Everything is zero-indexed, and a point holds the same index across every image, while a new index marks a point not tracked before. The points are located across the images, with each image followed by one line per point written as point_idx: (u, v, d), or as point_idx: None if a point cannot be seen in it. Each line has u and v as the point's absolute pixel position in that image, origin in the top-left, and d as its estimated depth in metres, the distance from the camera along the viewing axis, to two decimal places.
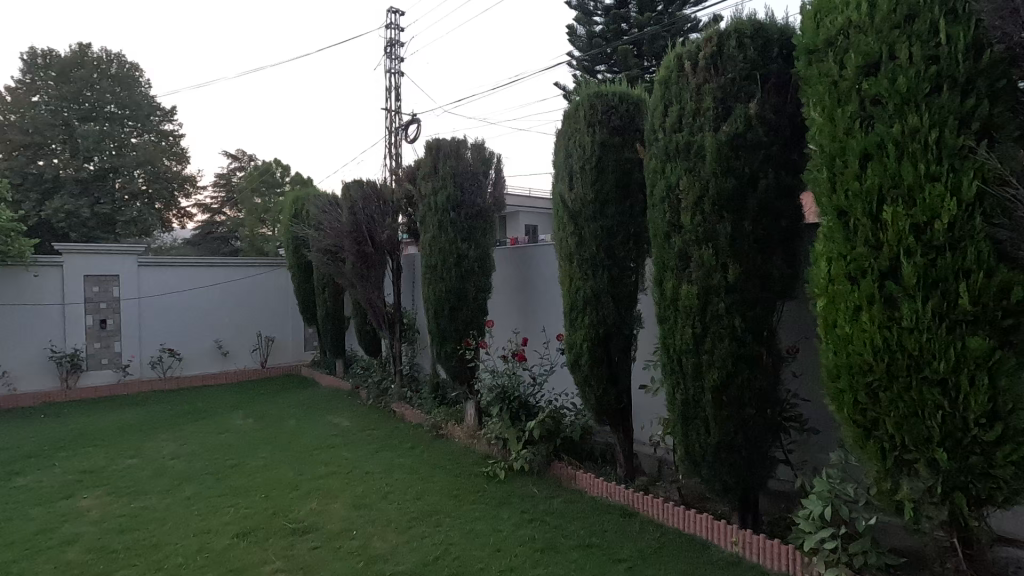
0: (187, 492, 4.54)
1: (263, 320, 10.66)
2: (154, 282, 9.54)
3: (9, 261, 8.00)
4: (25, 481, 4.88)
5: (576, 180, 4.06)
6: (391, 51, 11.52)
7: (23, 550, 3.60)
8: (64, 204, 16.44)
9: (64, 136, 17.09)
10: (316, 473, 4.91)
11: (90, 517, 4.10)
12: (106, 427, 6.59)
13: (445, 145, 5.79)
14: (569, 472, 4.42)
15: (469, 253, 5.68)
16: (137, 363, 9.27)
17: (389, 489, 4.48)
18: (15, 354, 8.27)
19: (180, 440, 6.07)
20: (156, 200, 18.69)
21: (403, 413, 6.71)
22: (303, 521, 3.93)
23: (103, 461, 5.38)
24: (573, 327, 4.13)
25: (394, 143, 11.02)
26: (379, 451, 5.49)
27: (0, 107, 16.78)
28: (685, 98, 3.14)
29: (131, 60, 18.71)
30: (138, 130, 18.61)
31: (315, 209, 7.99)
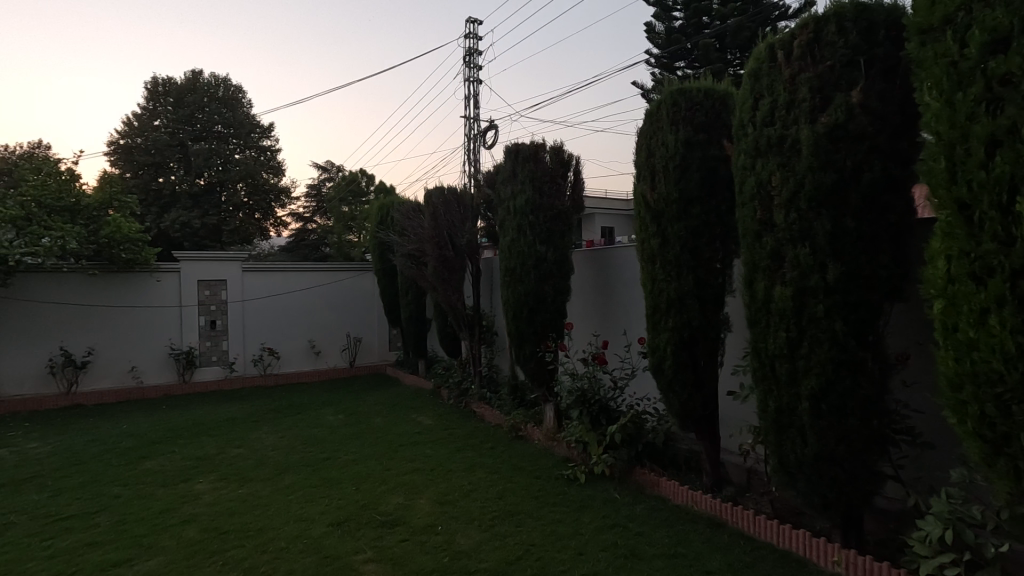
0: (286, 481, 4.88)
1: (351, 321, 11.25)
2: (256, 286, 10.32)
3: (138, 267, 9.02)
4: (152, 464, 5.45)
5: (659, 179, 3.97)
6: (469, 60, 11.83)
7: (151, 525, 4.03)
8: (180, 216, 18.25)
9: (179, 155, 19.02)
10: (401, 468, 5.11)
11: (205, 499, 4.50)
12: (215, 419, 7.22)
13: (524, 148, 5.84)
14: (651, 478, 4.32)
15: (548, 256, 5.68)
16: (242, 360, 10.09)
17: (471, 487, 4.58)
18: (141, 350, 9.25)
19: (278, 432, 6.53)
20: (256, 211, 20.30)
21: (483, 413, 6.85)
22: (392, 514, 4.11)
23: (215, 449, 5.91)
24: (655, 329, 4.03)
25: (473, 150, 11.30)
26: (460, 449, 5.63)
27: (129, 131, 18.97)
28: (777, 89, 2.99)
29: (235, 83, 20.46)
30: (241, 146, 20.30)
31: (399, 215, 8.34)
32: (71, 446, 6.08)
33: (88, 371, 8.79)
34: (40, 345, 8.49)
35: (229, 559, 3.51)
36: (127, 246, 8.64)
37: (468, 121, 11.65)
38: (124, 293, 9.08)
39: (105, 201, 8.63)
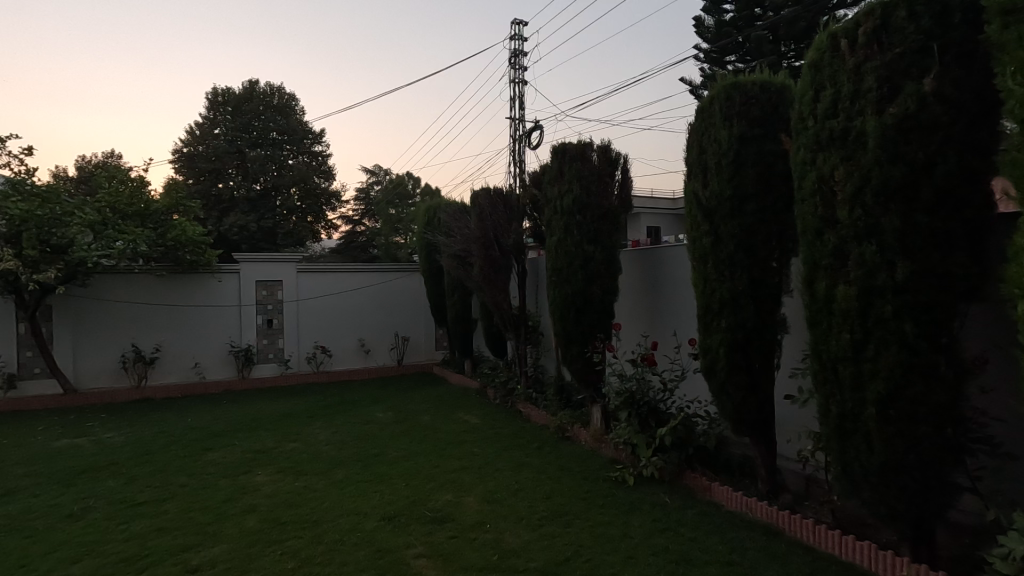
0: (338, 476, 5.03)
1: (399, 321, 11.48)
2: (310, 286, 10.67)
3: (201, 268, 9.55)
4: (215, 455, 5.73)
5: (711, 177, 3.87)
6: (515, 61, 11.89)
7: (215, 514, 4.23)
8: (238, 220, 19.13)
9: (237, 162, 19.95)
10: (450, 466, 5.18)
11: (264, 491, 4.69)
12: (272, 414, 7.52)
13: (571, 147, 5.81)
14: (703, 483, 4.21)
15: (596, 255, 5.64)
16: (296, 358, 10.45)
17: (519, 486, 4.60)
18: (204, 348, 9.73)
19: (331, 428, 6.74)
20: (308, 214, 21.05)
21: (529, 413, 6.85)
22: (440, 511, 4.16)
23: (272, 443, 6.16)
24: (707, 330, 3.93)
25: (518, 150, 11.35)
26: (507, 449, 5.65)
27: (192, 140, 20.04)
28: (841, 79, 2.87)
29: (289, 92, 21.28)
30: (294, 152, 21.09)
31: (445, 216, 8.45)
32: (143, 437, 6.46)
33: (156, 366, 9.33)
34: (114, 342, 9.08)
35: (287, 549, 3.63)
36: (191, 248, 9.14)
37: (513, 122, 11.71)
38: (189, 293, 9.59)
39: (171, 206, 9.14)
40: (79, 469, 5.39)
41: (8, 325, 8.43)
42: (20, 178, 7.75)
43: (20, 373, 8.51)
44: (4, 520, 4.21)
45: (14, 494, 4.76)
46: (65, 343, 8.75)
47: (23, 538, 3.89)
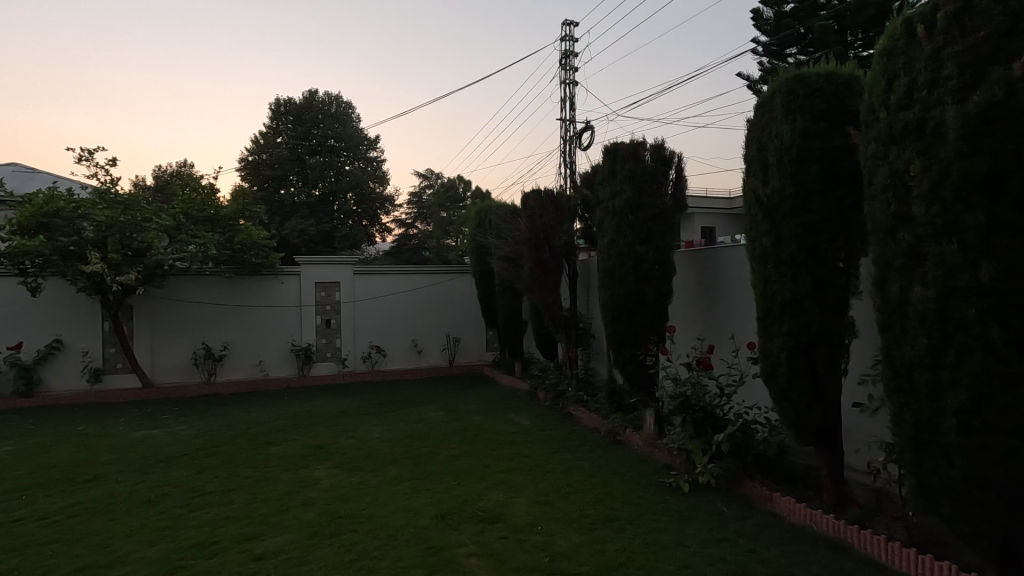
0: (392, 473, 5.15)
1: (450, 322, 11.63)
2: (365, 288, 10.98)
3: (265, 270, 10.03)
4: (277, 449, 5.99)
5: (772, 174, 3.72)
6: (565, 62, 11.86)
7: (277, 505, 4.42)
8: (299, 224, 19.98)
9: (298, 169, 20.85)
10: (500, 467, 5.21)
11: (322, 485, 4.87)
12: (330, 411, 7.79)
13: (624, 147, 5.71)
14: (762, 493, 4.05)
15: (649, 257, 5.53)
16: (353, 357, 10.79)
17: (569, 489, 4.56)
18: (267, 346, 10.19)
19: (385, 426, 6.91)
20: (364, 218, 21.73)
21: (580, 416, 6.80)
22: (492, 510, 4.19)
23: (329, 439, 6.38)
24: (767, 334, 3.77)
25: (569, 151, 11.31)
26: (557, 451, 5.63)
27: (256, 149, 21.09)
28: (916, 68, 2.69)
29: (346, 100, 22.13)
30: (351, 158, 21.90)
31: (496, 218, 8.52)
32: (212, 430, 6.84)
33: (224, 363, 9.86)
34: (186, 339, 9.66)
35: (344, 542, 3.75)
36: (256, 251, 9.59)
37: (563, 123, 11.68)
38: (253, 293, 10.08)
39: (238, 211, 9.66)
40: (155, 458, 5.76)
41: (94, 323, 9.13)
42: (106, 189, 8.42)
43: (105, 367, 9.20)
44: (91, 503, 4.56)
45: (100, 479, 5.14)
46: (143, 340, 9.39)
47: (107, 521, 4.20)
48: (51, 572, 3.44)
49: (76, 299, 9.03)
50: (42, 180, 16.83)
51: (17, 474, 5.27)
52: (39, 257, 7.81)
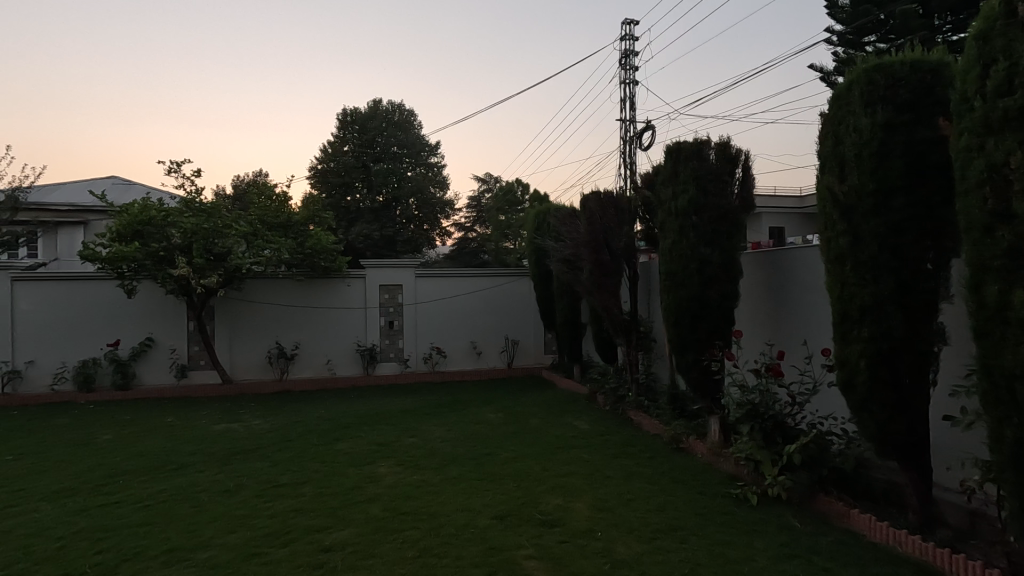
0: (453, 472, 5.23)
1: (509, 324, 11.69)
2: (426, 290, 11.23)
3: (333, 273, 10.47)
4: (344, 445, 6.23)
5: (849, 170, 3.50)
6: (625, 62, 11.70)
7: (344, 500, 4.59)
8: (364, 229, 20.72)
9: (363, 176, 21.67)
10: (559, 470, 5.18)
11: (386, 482, 5.02)
12: (393, 410, 8.02)
13: (687, 146, 5.56)
14: (839, 509, 3.82)
15: (713, 258, 5.34)
16: (414, 358, 11.06)
17: (630, 496, 4.47)
18: (335, 346, 10.63)
19: (446, 426, 7.03)
20: (425, 222, 22.26)
21: (640, 421, 6.66)
22: (551, 514, 4.18)
23: (393, 437, 6.57)
24: (844, 340, 3.55)
25: (629, 152, 11.14)
26: (617, 456, 5.54)
27: (324, 157, 22.07)
28: (1017, 51, 2.46)
29: (407, 109, 22.92)
30: (412, 164, 22.61)
31: (554, 221, 8.49)
32: (284, 425, 7.21)
33: (295, 362, 10.38)
34: (261, 339, 10.24)
35: (407, 538, 3.85)
36: (325, 255, 10.09)
37: (623, 124, 11.51)
38: (322, 296, 10.54)
39: (308, 218, 10.14)
40: (234, 450, 6.13)
41: (181, 322, 9.85)
42: (191, 198, 9.06)
43: (190, 364, 9.89)
44: (177, 490, 4.91)
45: (185, 468, 5.53)
46: (223, 339, 10.04)
47: (191, 507, 4.50)
48: (144, 552, 3.73)
49: (164, 301, 9.78)
50: (136, 191, 18.35)
51: (114, 461, 5.75)
52: (134, 262, 8.52)
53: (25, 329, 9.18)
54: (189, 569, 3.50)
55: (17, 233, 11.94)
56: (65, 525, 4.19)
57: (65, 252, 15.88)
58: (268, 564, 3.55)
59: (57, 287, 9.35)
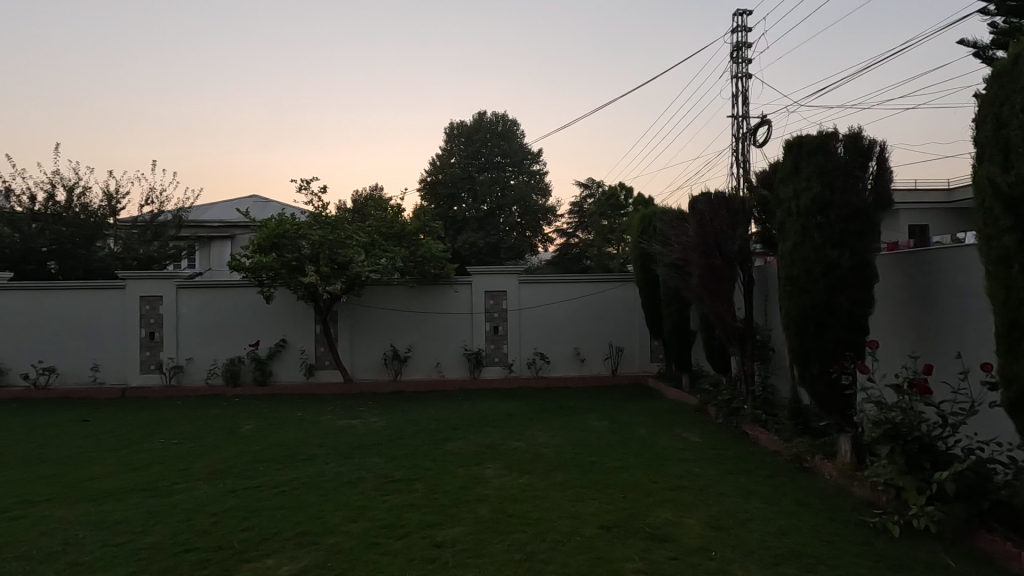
0: (559, 479, 5.23)
1: (613, 331, 11.45)
2: (530, 296, 11.33)
3: (442, 280, 10.95)
4: (453, 446, 6.47)
5: (1015, 157, 3.04)
6: (737, 55, 11.10)
7: (453, 498, 4.77)
8: (469, 237, 21.45)
9: (468, 186, 22.52)
10: (667, 483, 4.99)
11: (493, 483, 5.14)
12: (499, 413, 8.19)
13: (809, 141, 5.14)
14: (1006, 550, 3.30)
15: (842, 261, 4.87)
16: (519, 362, 11.22)
17: (747, 516, 4.19)
18: (444, 349, 11.08)
19: (550, 431, 7.05)
20: (527, 229, 22.62)
21: (757, 436, 6.22)
22: (661, 528, 4.03)
23: (499, 440, 6.71)
24: (1010, 355, 3.07)
25: (742, 150, 10.54)
26: (732, 473, 5.21)
27: (433, 170, 23.26)
28: None
29: (510, 119, 23.55)
30: (516, 173, 23.17)
31: (661, 224, 8.23)
32: (398, 424, 7.65)
33: (408, 364, 10.98)
34: (378, 342, 10.96)
35: (514, 541, 3.90)
36: (435, 262, 10.59)
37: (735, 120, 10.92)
38: (432, 301, 11.05)
39: (419, 227, 10.72)
40: (354, 445, 6.61)
41: (309, 325, 10.82)
42: (319, 213, 9.96)
43: (317, 363, 10.83)
44: (307, 479, 5.38)
45: (313, 459, 6.05)
46: (345, 342, 10.88)
47: (319, 496, 4.92)
48: (280, 533, 4.13)
49: (296, 306, 10.81)
50: (273, 207, 20.51)
51: (256, 449, 6.45)
52: (271, 271, 9.51)
53: (186, 330, 10.59)
54: (318, 551, 3.82)
55: (180, 247, 13.84)
56: (218, 503, 4.77)
57: (217, 263, 18.13)
58: (385, 553, 3.77)
59: (211, 294, 10.67)
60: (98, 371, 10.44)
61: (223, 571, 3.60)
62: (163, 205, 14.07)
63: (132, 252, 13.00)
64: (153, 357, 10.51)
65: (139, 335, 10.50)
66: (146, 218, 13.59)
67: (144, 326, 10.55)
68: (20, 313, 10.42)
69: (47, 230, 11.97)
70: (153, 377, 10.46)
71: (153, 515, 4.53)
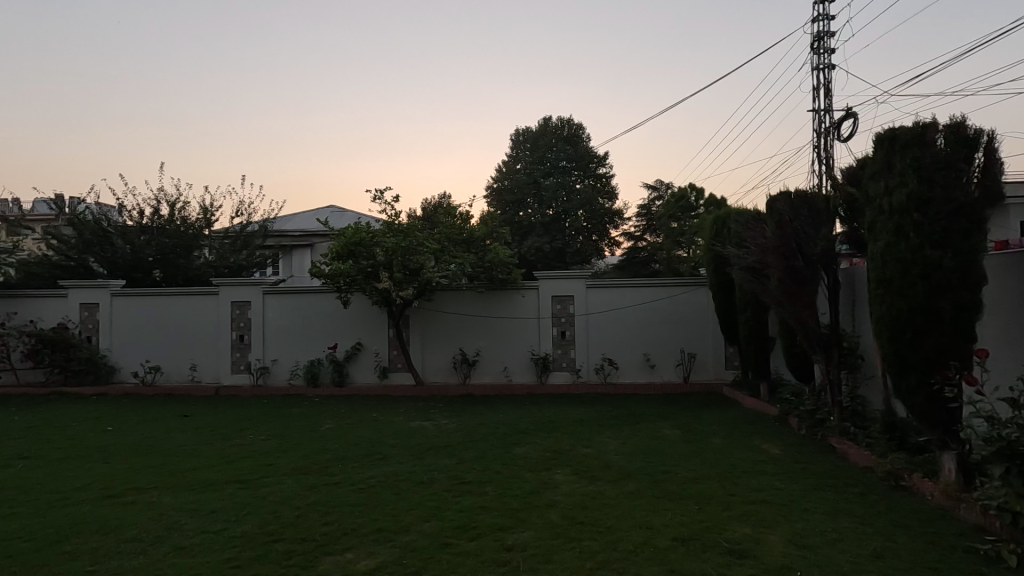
0: (630, 487, 5.12)
1: (685, 336, 11.09)
2: (598, 300, 11.20)
3: (509, 285, 11.04)
4: (522, 450, 6.49)
5: None
6: (819, 45, 10.51)
7: (523, 502, 4.79)
8: (535, 242, 21.54)
9: (534, 192, 22.63)
10: (746, 496, 4.76)
11: (563, 490, 5.11)
12: (567, 419, 8.14)
13: (903, 133, 4.77)
14: None
15: (944, 262, 4.48)
16: (587, 368, 11.11)
17: (836, 535, 3.92)
18: (511, 354, 11.17)
19: (621, 439, 6.93)
20: (594, 233, 22.49)
21: (845, 450, 5.83)
22: (740, 544, 3.85)
23: (568, 446, 6.66)
24: None
25: (825, 145, 9.95)
26: (818, 488, 4.90)
27: (500, 177, 23.61)
28: None
29: (576, 123, 23.46)
30: (582, 177, 23.03)
31: (736, 225, 7.89)
32: (467, 426, 7.79)
33: (476, 368, 11.16)
34: (448, 346, 11.22)
35: (585, 549, 3.86)
36: (503, 267, 10.70)
37: (816, 114, 10.34)
38: (500, 306, 11.17)
39: (488, 233, 10.87)
40: (427, 446, 6.78)
41: (383, 329, 11.25)
42: (392, 221, 10.33)
43: (390, 366, 11.22)
44: (382, 477, 5.58)
45: (388, 459, 6.27)
46: (417, 345, 11.21)
47: (393, 494, 5.09)
48: (359, 529, 4.30)
49: (371, 311, 11.26)
50: (349, 216, 21.54)
51: (335, 447, 6.76)
52: (349, 277, 9.97)
53: (272, 333, 11.30)
54: (394, 549, 3.95)
55: (267, 255, 14.83)
56: (302, 497, 5.05)
57: (299, 271, 19.25)
58: (458, 554, 3.84)
59: (293, 299, 11.32)
60: (195, 371, 11.34)
61: (308, 562, 3.80)
62: (251, 217, 15.12)
63: (224, 260, 14.06)
64: (243, 358, 11.29)
65: (230, 337, 11.32)
66: (237, 229, 14.65)
67: (235, 329, 11.36)
68: (131, 317, 11.51)
69: (153, 241, 13.22)
70: (243, 376, 11.24)
71: (244, 506, 4.85)
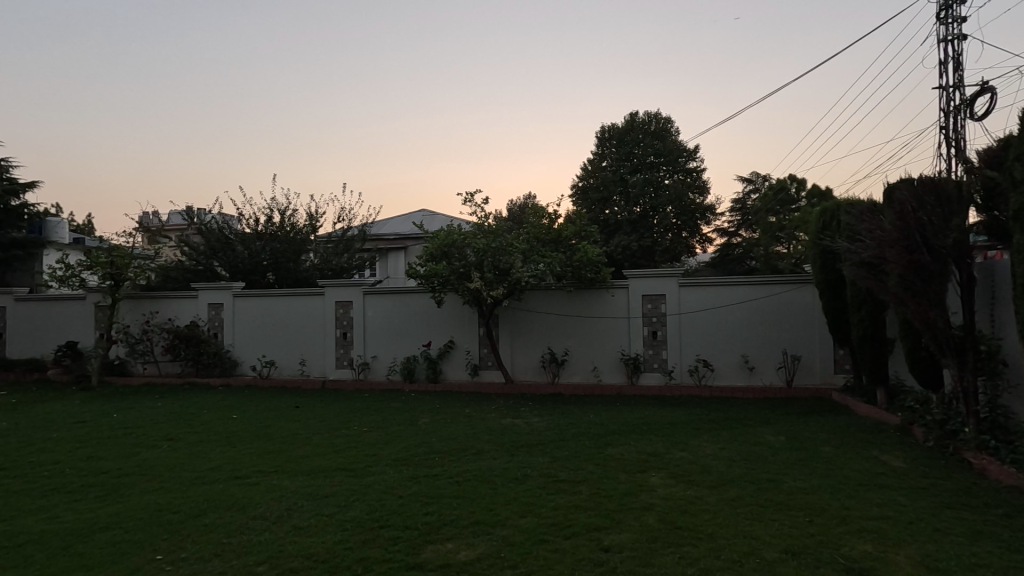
0: (731, 495, 4.88)
1: (789, 337, 10.38)
2: (691, 299, 10.77)
3: (598, 284, 10.93)
4: (615, 451, 6.38)
5: None
6: (947, 14, 9.47)
7: (619, 504, 4.72)
8: (623, 241, 21.12)
9: (620, 189, 22.13)
10: (864, 511, 4.38)
11: (659, 493, 4.97)
12: (660, 421, 7.91)
13: None
14: None
15: None
16: (680, 369, 10.74)
17: (978, 561, 3.51)
18: (600, 354, 11.05)
19: (719, 444, 6.62)
20: (684, 229, 21.91)
21: (984, 465, 5.23)
22: (860, 562, 3.55)
23: (662, 448, 6.46)
24: None
25: (956, 125, 8.94)
26: (950, 507, 4.42)
27: (585, 175, 23.32)
28: None
29: (664, 117, 22.81)
30: (670, 171, 22.37)
31: (847, 217, 7.27)
32: (558, 425, 7.80)
33: (565, 367, 11.16)
34: (536, 345, 11.32)
35: (685, 554, 3.75)
36: (591, 266, 10.60)
37: (945, 91, 9.30)
38: (589, 305, 11.08)
39: (576, 232, 10.83)
40: (519, 444, 6.87)
41: (474, 328, 11.55)
42: (482, 223, 10.62)
43: (481, 364, 11.48)
44: (477, 472, 5.73)
45: (482, 454, 6.42)
46: (506, 344, 11.40)
47: (489, 489, 5.20)
48: (457, 520, 4.45)
49: (462, 310, 11.59)
50: (440, 219, 22.33)
51: (432, 441, 7.04)
52: (442, 278, 10.33)
53: (371, 331, 11.98)
54: (491, 542, 4.05)
55: (365, 258, 15.80)
56: (403, 487, 5.31)
57: (394, 272, 20.33)
58: (554, 551, 3.87)
59: (390, 298, 11.92)
60: (304, 366, 12.27)
61: (412, 549, 3.99)
62: (351, 222, 16.15)
63: (328, 263, 15.13)
64: (345, 354, 12.08)
65: (335, 335, 12.13)
66: (339, 234, 15.73)
67: (339, 327, 12.15)
68: (249, 316, 12.66)
69: (268, 246, 14.46)
70: (346, 371, 12.02)
71: (352, 492, 5.19)
